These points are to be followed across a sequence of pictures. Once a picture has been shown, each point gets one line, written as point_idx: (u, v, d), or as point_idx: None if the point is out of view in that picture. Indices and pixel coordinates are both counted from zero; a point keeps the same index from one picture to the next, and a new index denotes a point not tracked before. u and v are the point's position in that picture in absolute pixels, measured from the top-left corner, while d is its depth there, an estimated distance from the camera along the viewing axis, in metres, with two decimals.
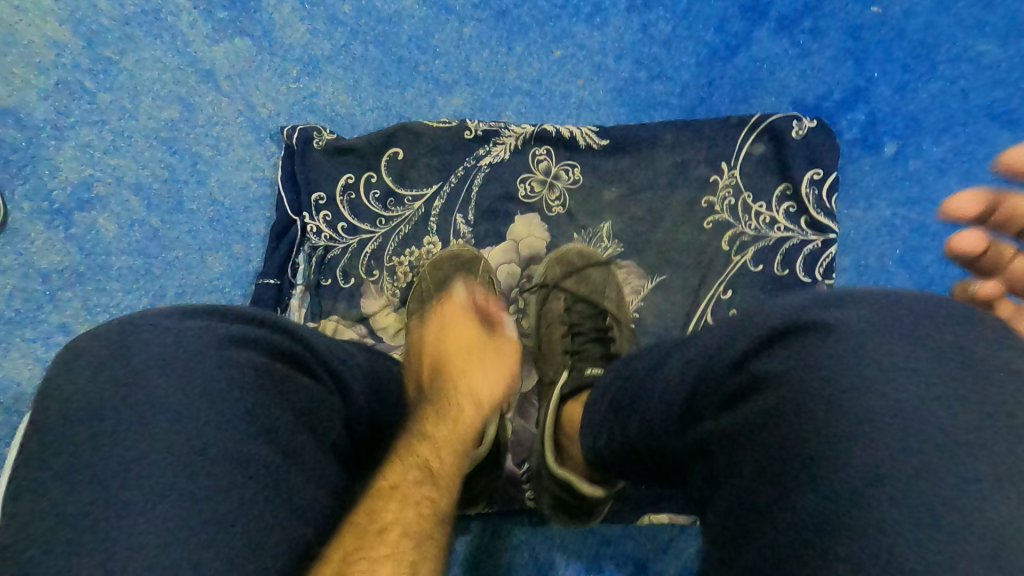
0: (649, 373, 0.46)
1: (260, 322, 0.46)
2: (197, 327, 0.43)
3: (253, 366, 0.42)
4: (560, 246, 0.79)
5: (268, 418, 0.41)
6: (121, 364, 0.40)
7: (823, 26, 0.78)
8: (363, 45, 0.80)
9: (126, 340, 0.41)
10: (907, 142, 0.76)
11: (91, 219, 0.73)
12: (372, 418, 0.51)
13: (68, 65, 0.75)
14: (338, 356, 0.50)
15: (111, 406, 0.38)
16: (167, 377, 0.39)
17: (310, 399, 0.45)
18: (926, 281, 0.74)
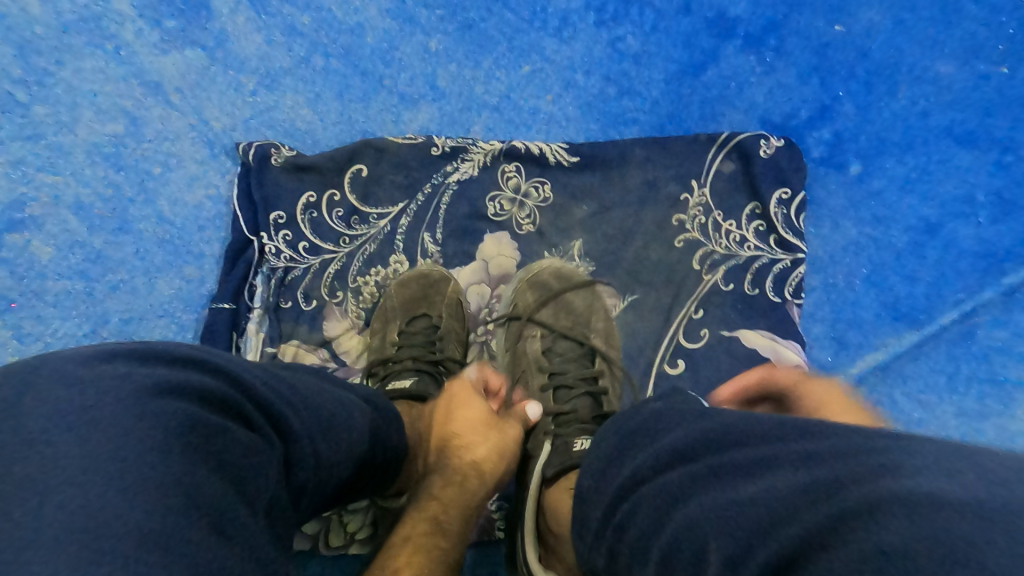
0: (661, 481, 0.40)
1: (199, 366, 0.43)
2: (116, 374, 0.39)
3: (182, 417, 0.39)
4: (532, 264, 0.77)
5: (191, 473, 0.37)
6: (18, 421, 0.35)
7: (790, 44, 0.78)
8: (323, 57, 0.78)
9: (31, 386, 0.37)
10: (872, 160, 0.76)
11: (25, 241, 0.69)
12: (316, 460, 0.47)
13: (0, 76, 0.70)
14: (279, 395, 0.47)
15: (1, 464, 0.34)
16: (75, 431, 0.36)
17: (243, 449, 0.41)
18: (894, 299, 0.74)
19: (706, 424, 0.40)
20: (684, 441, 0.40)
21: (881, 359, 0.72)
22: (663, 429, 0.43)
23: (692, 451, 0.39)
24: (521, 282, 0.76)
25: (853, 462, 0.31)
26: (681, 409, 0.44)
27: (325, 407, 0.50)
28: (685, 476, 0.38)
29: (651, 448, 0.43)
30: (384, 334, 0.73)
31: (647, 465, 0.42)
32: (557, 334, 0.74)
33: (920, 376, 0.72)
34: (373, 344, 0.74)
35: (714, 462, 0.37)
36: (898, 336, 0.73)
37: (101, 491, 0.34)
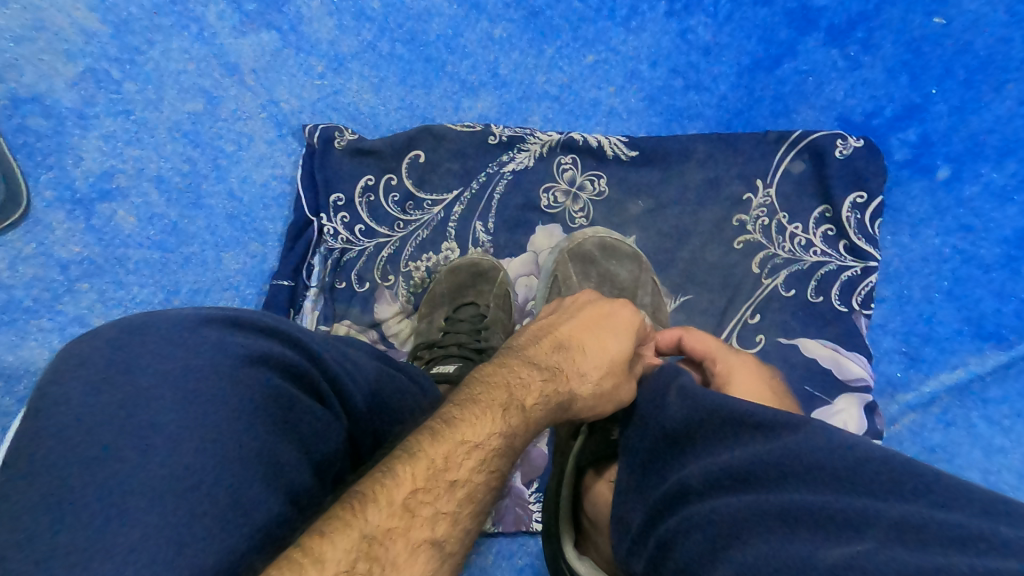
0: (724, 501, 0.37)
1: (279, 337, 0.44)
2: (210, 339, 0.41)
3: (265, 389, 0.40)
4: (577, 233, 0.75)
5: (268, 446, 0.39)
6: (125, 379, 0.38)
7: (877, 38, 0.73)
8: (390, 42, 0.78)
9: (137, 347, 0.39)
10: (962, 165, 0.71)
11: (111, 211, 0.73)
12: (377, 434, 0.48)
13: (95, 53, 0.74)
14: (348, 368, 0.47)
15: (112, 418, 0.36)
16: (172, 394, 0.37)
17: (314, 426, 0.42)
18: (977, 316, 0.69)
19: (769, 451, 0.37)
20: (753, 463, 0.37)
21: (957, 379, 0.68)
22: (708, 441, 0.41)
23: (756, 477, 0.37)
24: (565, 252, 0.74)
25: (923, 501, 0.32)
26: (729, 417, 0.40)
27: (387, 386, 0.49)
28: (748, 505, 0.36)
29: (706, 462, 0.40)
30: (431, 320, 0.74)
31: (696, 477, 0.39)
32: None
33: (1000, 400, 0.67)
34: (421, 328, 0.74)
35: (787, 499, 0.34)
36: (979, 356, 0.68)
37: (199, 455, 0.36)
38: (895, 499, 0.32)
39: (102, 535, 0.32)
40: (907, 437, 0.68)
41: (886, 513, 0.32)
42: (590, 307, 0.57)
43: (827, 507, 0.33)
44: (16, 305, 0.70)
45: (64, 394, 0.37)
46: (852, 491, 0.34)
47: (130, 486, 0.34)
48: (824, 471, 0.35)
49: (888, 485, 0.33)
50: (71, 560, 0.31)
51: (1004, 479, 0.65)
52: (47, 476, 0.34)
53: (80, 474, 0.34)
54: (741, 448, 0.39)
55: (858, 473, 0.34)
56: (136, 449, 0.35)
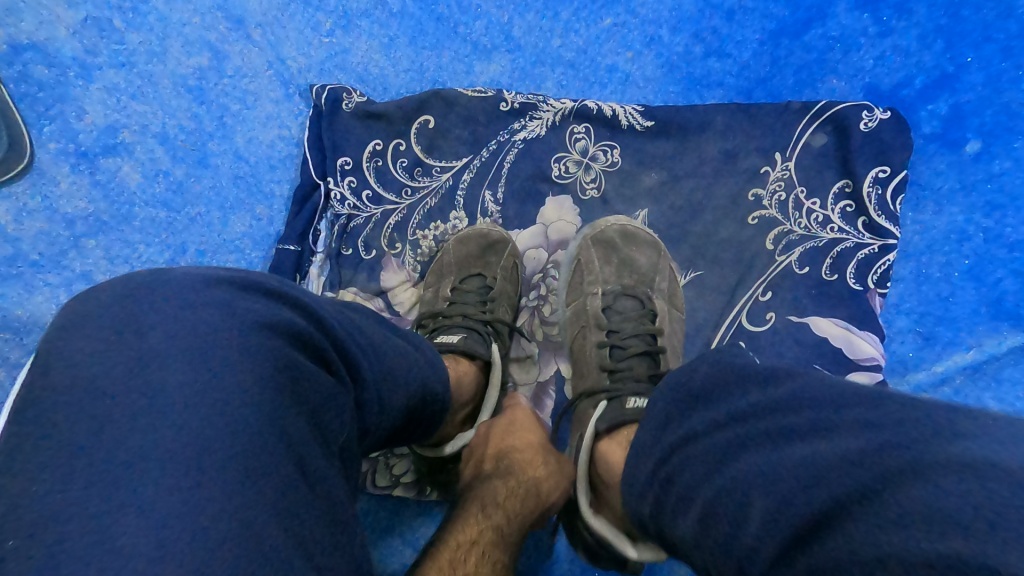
0: (720, 437, 0.38)
1: (287, 302, 0.42)
2: (218, 302, 0.39)
3: (276, 352, 0.38)
4: (597, 220, 0.74)
5: (277, 411, 0.36)
6: (135, 334, 0.36)
7: (910, 4, 0.70)
8: (401, 1, 0.76)
9: (145, 302, 0.38)
10: (992, 141, 0.68)
11: (116, 167, 0.72)
12: (380, 405, 0.46)
13: (98, 2, 0.72)
14: (354, 334, 0.45)
15: (120, 368, 0.35)
16: (183, 350, 0.36)
17: (322, 392, 0.40)
18: (997, 296, 0.67)
19: (759, 394, 0.39)
20: (749, 406, 0.38)
21: (971, 360, 0.67)
22: (721, 391, 0.41)
23: (750, 413, 0.38)
24: (586, 237, 0.73)
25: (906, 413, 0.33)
26: (741, 372, 0.41)
27: (391, 361, 0.48)
28: (740, 447, 0.37)
29: (707, 412, 0.40)
30: (438, 288, 0.73)
31: (703, 423, 0.40)
32: (618, 293, 0.70)
33: (1014, 383, 0.66)
34: (426, 297, 0.73)
35: (780, 426, 0.36)
36: (995, 338, 0.67)
37: (209, 407, 0.34)
38: (865, 414, 0.34)
39: (109, 483, 0.31)
40: None
41: (846, 424, 0.34)
42: (503, 420, 0.63)
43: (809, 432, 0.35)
44: (22, 259, 0.69)
45: (73, 338, 0.36)
46: (840, 410, 0.35)
47: (137, 433, 0.33)
48: (813, 403, 0.36)
49: (878, 405, 0.34)
50: (79, 503, 0.30)
51: None
52: (52, 416, 0.33)
53: (85, 417, 0.33)
54: (731, 396, 0.40)
55: (849, 398, 0.35)
56: (149, 395, 0.34)
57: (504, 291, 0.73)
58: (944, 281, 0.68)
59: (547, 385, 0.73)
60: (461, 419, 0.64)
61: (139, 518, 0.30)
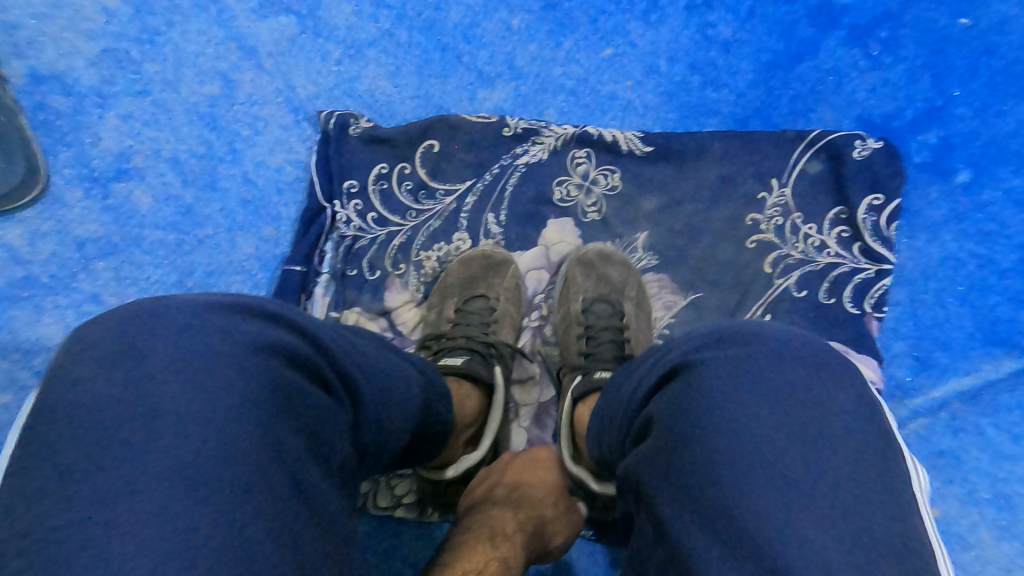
0: (637, 416, 0.44)
1: (284, 324, 0.42)
2: (216, 326, 0.39)
3: (272, 376, 0.39)
4: (584, 246, 0.76)
5: (275, 435, 0.37)
6: (138, 362, 0.36)
7: (899, 38, 0.73)
8: (408, 31, 0.78)
9: (149, 330, 0.38)
10: (983, 170, 0.70)
11: (128, 191, 0.73)
12: (380, 425, 0.46)
13: (117, 34, 0.75)
14: (351, 353, 0.45)
15: (126, 398, 0.35)
16: (185, 378, 0.36)
17: (318, 412, 0.41)
18: (991, 321, 0.68)
19: (662, 372, 0.44)
20: (656, 386, 0.44)
21: (969, 385, 0.67)
22: (639, 376, 0.46)
23: (659, 391, 0.43)
24: (571, 263, 0.75)
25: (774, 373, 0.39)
26: (656, 357, 0.46)
27: (389, 380, 0.48)
28: (663, 414, 0.41)
29: (627, 393, 0.47)
30: (441, 310, 0.74)
31: (625, 403, 0.46)
32: (596, 306, 0.73)
33: (1012, 408, 0.67)
34: (429, 318, 0.74)
35: (682, 399, 0.40)
36: (991, 363, 0.68)
37: (209, 435, 0.35)
38: (743, 375, 0.39)
39: (119, 520, 0.31)
40: (916, 442, 0.67)
41: (733, 390, 0.39)
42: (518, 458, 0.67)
43: (722, 390, 0.39)
44: (33, 282, 0.70)
45: (81, 368, 0.36)
46: (733, 375, 0.39)
47: (146, 468, 0.33)
48: (713, 373, 0.40)
49: (757, 369, 0.39)
50: (88, 542, 0.30)
51: (1015, 488, 0.65)
52: (62, 452, 0.33)
53: (96, 452, 0.33)
54: (643, 381, 0.45)
55: (739, 363, 0.40)
56: (153, 425, 0.34)
57: (505, 310, 0.74)
58: (940, 305, 0.69)
59: (548, 405, 0.73)
60: (464, 441, 0.65)
61: (149, 553, 0.30)
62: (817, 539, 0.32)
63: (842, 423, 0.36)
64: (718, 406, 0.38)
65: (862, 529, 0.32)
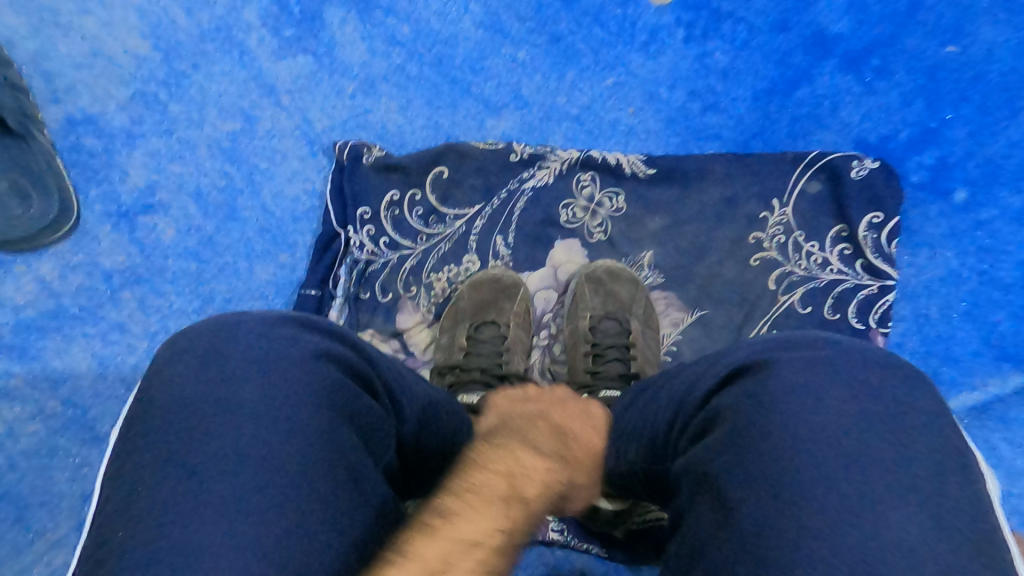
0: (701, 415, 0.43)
1: (340, 338, 0.44)
2: (285, 337, 0.41)
3: (334, 384, 0.40)
4: (591, 263, 0.78)
5: (339, 443, 0.38)
6: (217, 371, 0.38)
7: (891, 64, 0.75)
8: (418, 65, 0.82)
9: (229, 341, 0.40)
10: (978, 188, 0.72)
11: (154, 224, 0.76)
12: (418, 440, 0.47)
13: (145, 77, 0.79)
14: (398, 371, 0.47)
15: (206, 409, 0.37)
16: (258, 387, 0.38)
17: (370, 419, 0.42)
18: (996, 336, 0.69)
19: (730, 371, 0.43)
20: (723, 387, 0.43)
21: (977, 399, 0.68)
22: (700, 375, 0.46)
23: (728, 390, 0.42)
24: (579, 279, 0.77)
25: (852, 369, 0.40)
26: (719, 356, 0.46)
27: (429, 397, 0.50)
28: (737, 412, 0.40)
29: (687, 394, 0.46)
30: (452, 334, 0.76)
31: (687, 403, 0.45)
32: (604, 321, 0.75)
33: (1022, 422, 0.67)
34: (441, 341, 0.76)
35: (761, 397, 0.40)
36: (999, 377, 0.68)
37: (282, 444, 0.36)
38: (821, 372, 0.40)
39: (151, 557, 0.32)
40: None
41: (811, 389, 0.39)
42: (556, 408, 0.57)
43: (800, 389, 0.39)
44: (63, 312, 0.73)
45: (176, 377, 0.38)
46: (812, 375, 0.40)
47: (183, 498, 0.34)
48: (791, 373, 0.40)
49: (833, 368, 0.40)
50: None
51: None
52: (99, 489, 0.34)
53: (135, 483, 0.34)
54: (704, 381, 0.45)
55: (816, 363, 0.41)
56: (228, 430, 0.36)
57: (516, 335, 0.76)
58: (944, 321, 0.70)
59: None
60: None
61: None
62: (896, 525, 0.34)
63: (921, 424, 0.38)
64: (798, 399, 0.39)
65: (942, 521, 0.34)
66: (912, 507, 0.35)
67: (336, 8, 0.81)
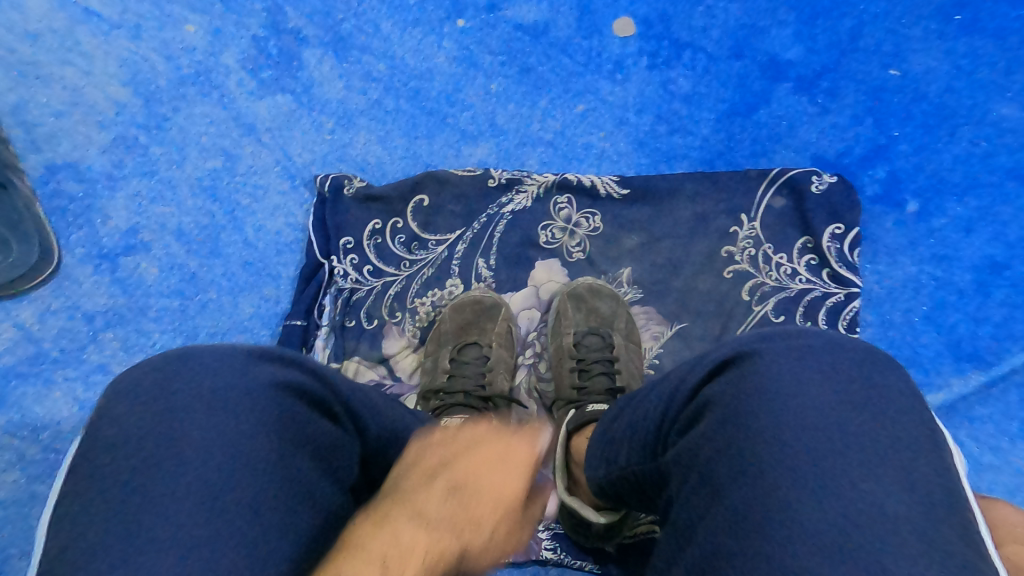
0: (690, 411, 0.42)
1: (295, 364, 0.44)
2: (235, 368, 0.41)
3: (288, 412, 0.41)
4: (572, 280, 0.81)
5: (295, 469, 0.39)
6: (163, 407, 0.38)
7: (841, 86, 0.80)
8: (395, 99, 0.85)
9: (177, 377, 0.40)
10: (929, 198, 0.76)
11: (136, 264, 0.77)
12: (385, 454, 0.49)
13: (126, 121, 0.80)
14: (358, 391, 0.48)
15: (148, 448, 0.37)
16: (207, 421, 0.38)
17: (330, 442, 0.43)
18: (957, 337, 0.73)
19: (718, 365, 0.42)
20: (711, 381, 0.42)
21: (945, 399, 0.71)
22: (687, 371, 0.44)
23: (717, 385, 0.41)
24: (561, 297, 0.79)
25: (831, 354, 0.40)
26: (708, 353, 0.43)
27: (393, 413, 0.50)
28: (725, 406, 0.39)
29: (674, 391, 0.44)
30: (437, 357, 0.77)
31: (675, 401, 0.44)
32: (587, 337, 0.77)
33: (988, 419, 0.70)
34: (427, 365, 0.77)
35: (746, 389, 0.39)
36: (964, 376, 0.71)
37: (231, 476, 0.36)
38: (801, 359, 0.40)
39: None
40: None
41: (794, 378, 0.39)
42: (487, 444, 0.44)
43: (784, 378, 0.39)
44: (44, 357, 0.73)
45: (117, 416, 0.38)
46: (793, 362, 0.40)
47: (139, 554, 0.33)
48: (775, 362, 0.40)
49: (814, 355, 0.40)
50: None
51: (998, 496, 0.67)
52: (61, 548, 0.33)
53: (89, 539, 0.33)
54: (691, 376, 0.44)
55: (797, 351, 0.40)
56: (180, 469, 0.36)
57: (500, 355, 0.77)
58: (909, 324, 0.74)
59: None
60: None
61: None
62: (882, 501, 0.34)
63: (902, 405, 0.37)
64: (781, 388, 0.39)
65: (927, 499, 0.34)
66: (896, 485, 0.34)
67: (313, 48, 0.84)
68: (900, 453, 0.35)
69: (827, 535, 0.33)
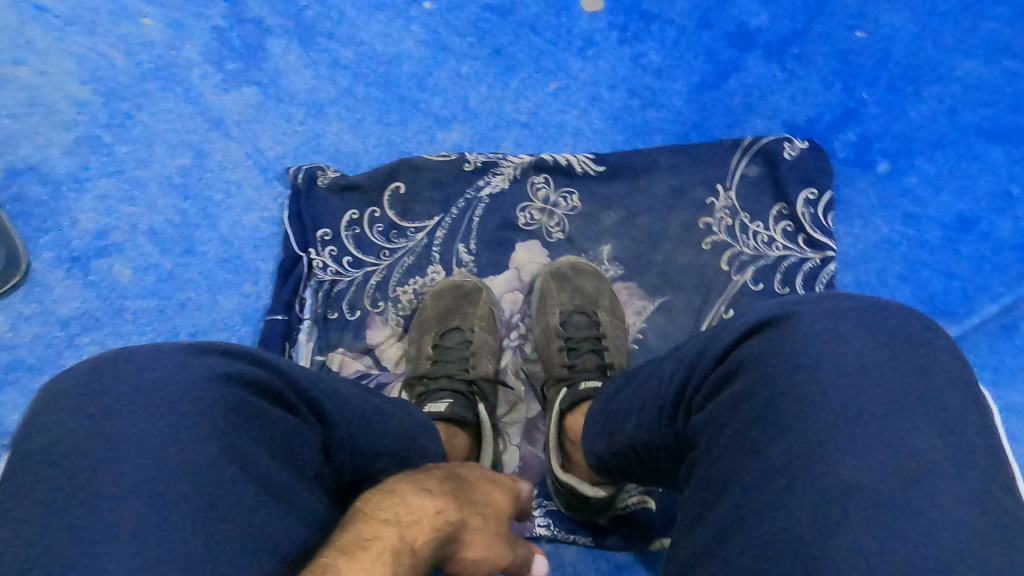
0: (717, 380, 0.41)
1: (244, 356, 0.41)
2: (174, 362, 0.38)
3: (231, 403, 0.38)
4: (554, 261, 0.81)
5: (244, 459, 0.37)
6: (94, 408, 0.35)
7: (810, 51, 0.81)
8: (365, 86, 0.84)
9: (107, 376, 0.37)
10: (899, 158, 0.77)
11: (109, 266, 0.76)
12: (352, 445, 0.45)
13: (88, 121, 0.78)
14: (318, 380, 0.44)
15: (79, 450, 0.34)
16: (143, 418, 0.35)
17: (285, 434, 0.40)
18: (930, 293, 0.74)
19: (748, 331, 0.41)
20: (740, 347, 0.41)
21: None
22: (709, 340, 0.43)
23: (746, 350, 0.40)
24: (544, 278, 0.79)
25: (867, 314, 0.39)
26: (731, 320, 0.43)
27: (359, 400, 0.47)
28: (757, 373, 0.38)
29: (694, 362, 0.43)
30: (421, 345, 0.77)
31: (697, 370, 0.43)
32: (573, 317, 0.77)
33: None
34: (411, 353, 0.77)
35: (782, 353, 0.38)
36: None
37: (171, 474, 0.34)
38: (833, 321, 0.39)
39: None
40: None
41: (827, 339, 0.38)
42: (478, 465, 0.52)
43: (818, 339, 0.38)
44: (21, 364, 0.72)
45: (48, 424, 0.35)
46: (827, 324, 0.38)
47: (79, 562, 0.30)
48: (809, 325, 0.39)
49: (850, 316, 0.39)
50: None
51: None
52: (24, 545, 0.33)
53: (26, 548, 0.31)
54: (713, 343, 0.43)
55: (832, 312, 0.39)
56: (114, 468, 0.33)
57: (484, 339, 0.77)
58: (883, 284, 0.75)
59: (537, 420, 0.76)
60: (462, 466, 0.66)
61: None
62: (924, 452, 0.33)
63: (942, 360, 0.37)
64: (819, 349, 0.37)
65: (970, 450, 0.33)
66: (935, 435, 0.34)
67: (277, 38, 0.83)
68: (944, 409, 0.35)
69: (876, 493, 0.32)
